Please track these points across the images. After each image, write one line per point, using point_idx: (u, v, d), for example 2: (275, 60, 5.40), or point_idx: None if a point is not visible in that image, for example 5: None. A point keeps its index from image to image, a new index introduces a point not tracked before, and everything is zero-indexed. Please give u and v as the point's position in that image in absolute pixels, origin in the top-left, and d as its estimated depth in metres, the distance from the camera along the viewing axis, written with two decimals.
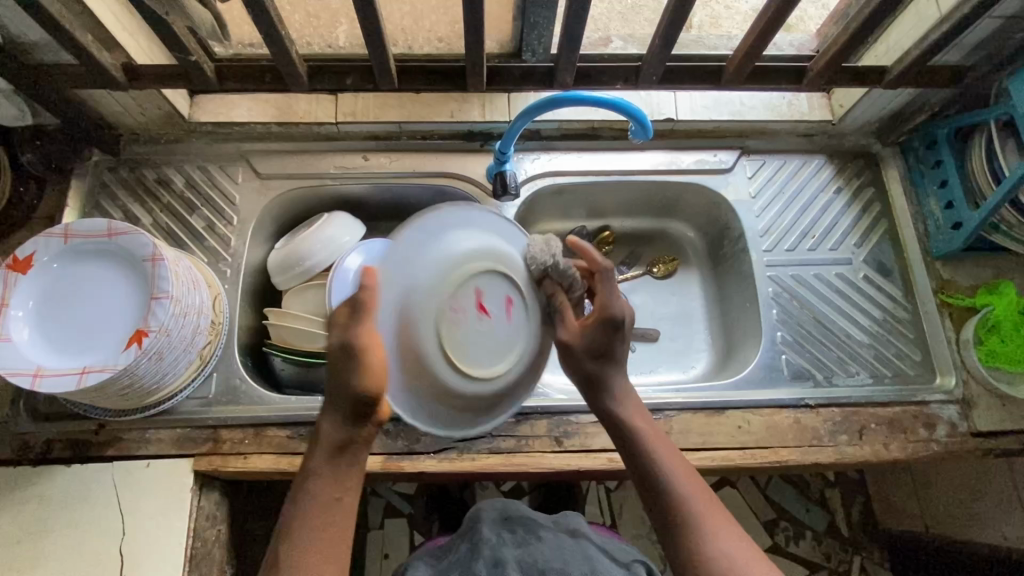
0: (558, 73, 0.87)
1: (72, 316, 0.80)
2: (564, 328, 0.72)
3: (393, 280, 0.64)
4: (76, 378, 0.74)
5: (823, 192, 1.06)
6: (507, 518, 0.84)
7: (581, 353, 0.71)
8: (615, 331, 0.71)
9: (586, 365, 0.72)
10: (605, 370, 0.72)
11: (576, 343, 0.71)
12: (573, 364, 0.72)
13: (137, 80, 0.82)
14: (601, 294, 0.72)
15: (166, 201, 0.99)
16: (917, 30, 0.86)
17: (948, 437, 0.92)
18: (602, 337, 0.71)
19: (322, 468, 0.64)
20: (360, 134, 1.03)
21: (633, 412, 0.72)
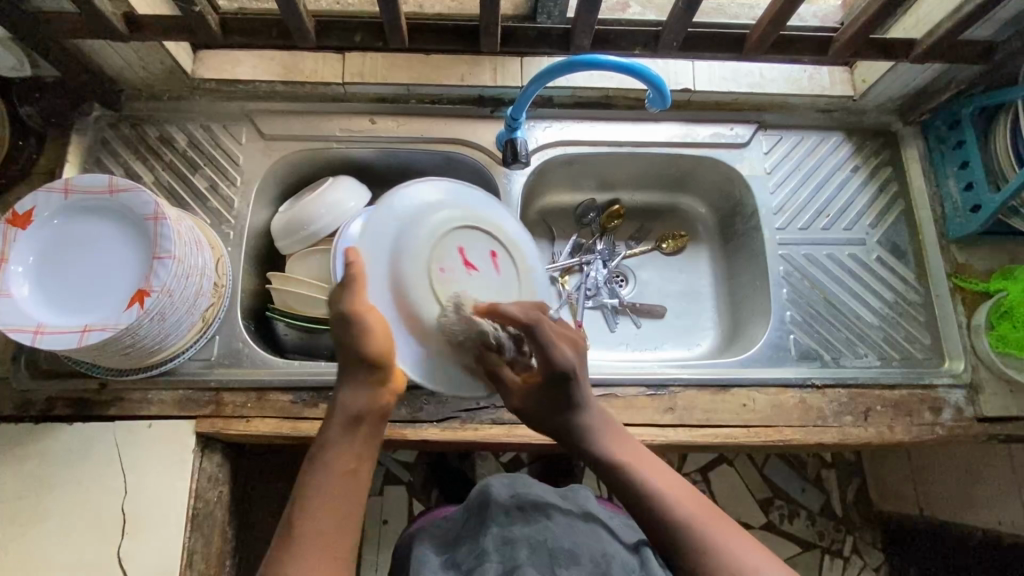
0: (575, 37, 0.83)
1: (74, 274, 0.79)
2: (508, 398, 0.72)
3: (385, 245, 0.69)
4: (77, 336, 0.73)
5: (839, 170, 1.04)
6: (515, 494, 0.84)
7: (534, 416, 0.72)
8: (566, 383, 0.69)
9: (537, 416, 0.72)
10: (568, 420, 0.71)
11: (524, 407, 0.72)
12: (533, 423, 0.73)
13: (138, 31, 0.79)
14: (538, 351, 0.68)
15: (168, 160, 0.97)
16: (949, 2, 0.83)
17: (954, 421, 0.92)
18: (560, 395, 0.70)
19: (336, 435, 0.64)
20: (367, 95, 1.00)
21: (612, 441, 0.70)
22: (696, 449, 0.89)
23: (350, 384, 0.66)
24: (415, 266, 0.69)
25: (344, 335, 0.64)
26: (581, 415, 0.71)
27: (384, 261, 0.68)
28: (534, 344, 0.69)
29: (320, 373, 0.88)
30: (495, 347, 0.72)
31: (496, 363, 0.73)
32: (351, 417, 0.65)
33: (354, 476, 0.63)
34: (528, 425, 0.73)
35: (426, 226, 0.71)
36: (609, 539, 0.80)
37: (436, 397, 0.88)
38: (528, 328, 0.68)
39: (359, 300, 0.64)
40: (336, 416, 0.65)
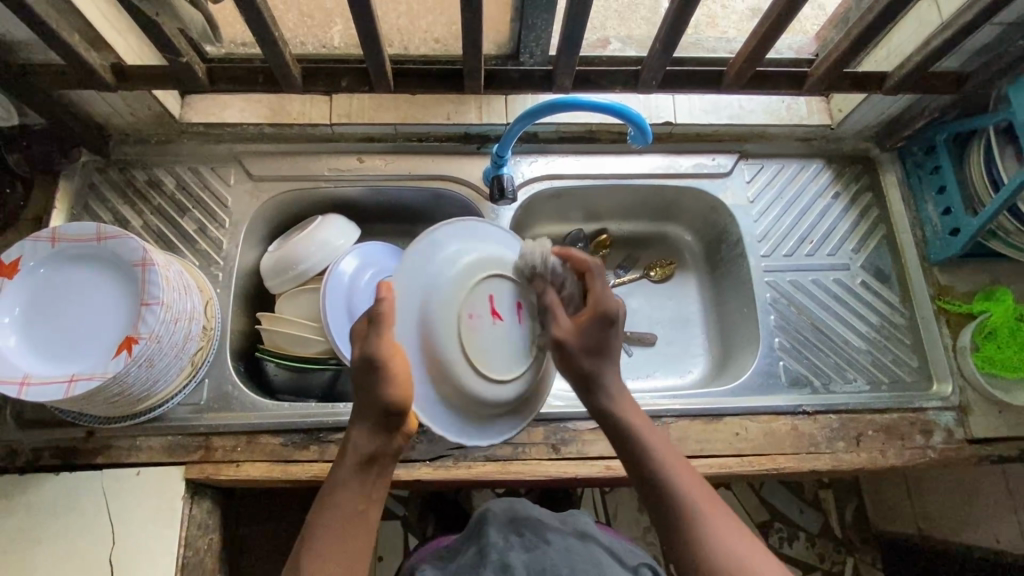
0: (556, 77, 0.85)
1: (60, 322, 0.78)
2: (556, 327, 0.73)
3: (415, 283, 0.72)
4: (64, 386, 0.72)
5: (821, 197, 1.06)
6: (513, 518, 0.84)
7: (576, 350, 0.72)
8: (611, 325, 0.73)
9: (574, 353, 0.72)
10: (597, 366, 0.72)
11: (570, 340, 0.72)
12: (565, 359, 0.72)
13: (126, 80, 0.80)
14: (595, 291, 0.74)
15: (156, 203, 0.97)
16: (919, 36, 0.85)
17: (945, 443, 0.92)
18: (600, 333, 0.72)
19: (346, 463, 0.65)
20: (355, 135, 1.02)
21: (632, 415, 0.71)
22: None
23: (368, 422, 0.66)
24: (442, 315, 0.71)
25: (361, 375, 0.66)
26: (608, 370, 0.73)
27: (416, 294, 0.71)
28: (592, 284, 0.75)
29: (311, 416, 0.88)
30: (553, 285, 0.76)
31: (553, 300, 0.75)
32: (368, 453, 0.66)
33: (355, 505, 0.64)
34: (563, 363, 0.72)
35: (456, 277, 0.73)
36: (606, 558, 0.79)
37: (429, 435, 0.87)
38: (588, 270, 0.76)
39: (386, 346, 0.66)
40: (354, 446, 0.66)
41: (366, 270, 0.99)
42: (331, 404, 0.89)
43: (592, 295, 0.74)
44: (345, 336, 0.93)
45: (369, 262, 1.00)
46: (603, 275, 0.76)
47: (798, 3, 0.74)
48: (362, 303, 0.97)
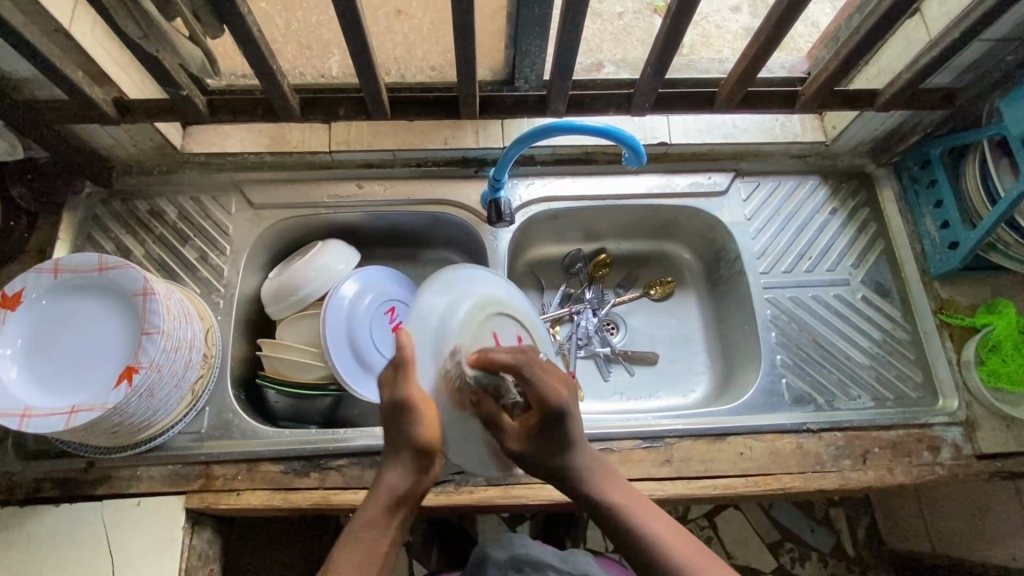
0: (550, 102, 0.87)
1: (62, 353, 0.79)
2: (505, 445, 0.64)
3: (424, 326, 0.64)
4: (65, 417, 0.72)
5: (818, 213, 1.06)
6: (512, 556, 0.83)
7: (535, 458, 0.64)
8: (559, 420, 0.63)
9: (535, 462, 0.64)
10: (561, 458, 0.65)
11: (524, 451, 0.64)
12: (529, 466, 0.65)
13: (128, 113, 0.81)
14: (532, 390, 0.62)
15: (158, 233, 0.98)
16: (908, 53, 0.86)
17: (953, 459, 0.91)
18: (553, 436, 0.64)
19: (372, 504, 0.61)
20: (355, 162, 1.03)
21: (597, 478, 0.66)
22: (696, 502, 0.88)
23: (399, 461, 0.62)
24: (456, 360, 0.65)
25: (388, 416, 0.61)
26: (571, 453, 0.65)
27: (431, 347, 0.64)
28: (526, 383, 0.62)
29: (311, 443, 0.87)
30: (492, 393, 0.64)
31: (496, 413, 0.64)
32: (398, 490, 0.61)
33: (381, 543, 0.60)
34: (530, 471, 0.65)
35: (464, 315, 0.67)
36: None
37: None
38: (517, 372, 0.61)
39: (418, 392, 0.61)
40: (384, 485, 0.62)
41: (368, 292, 0.99)
42: (331, 431, 0.89)
43: (534, 395, 0.62)
44: (347, 360, 0.93)
45: (372, 285, 1.00)
46: (537, 363, 0.64)
47: (786, 25, 0.75)
48: (364, 327, 0.96)
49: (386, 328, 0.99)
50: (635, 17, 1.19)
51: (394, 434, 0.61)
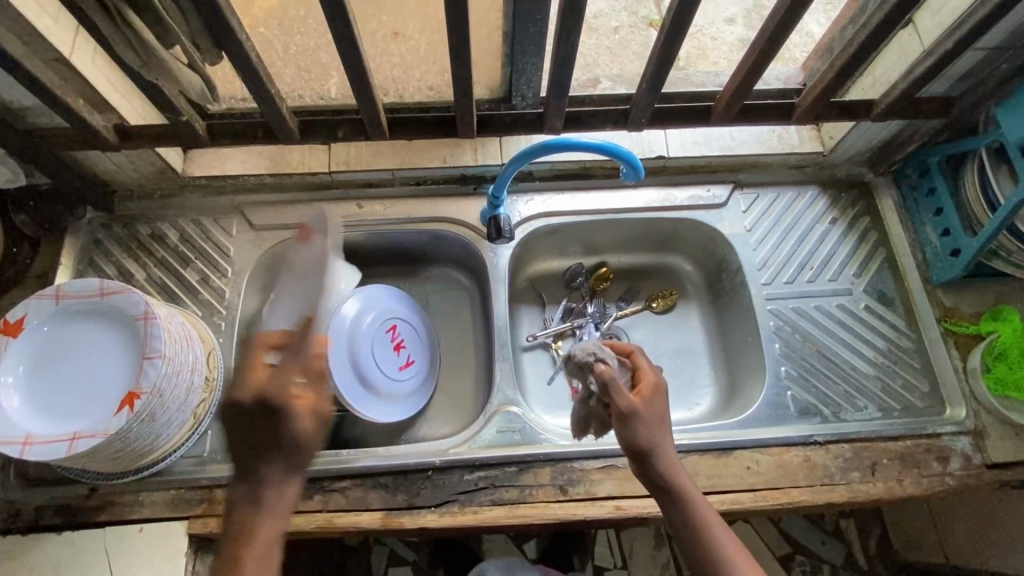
0: (547, 119, 0.88)
1: (70, 373, 0.79)
2: (620, 395, 0.71)
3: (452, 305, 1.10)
4: (63, 445, 0.73)
5: (818, 223, 1.06)
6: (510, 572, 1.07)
7: (643, 418, 0.70)
8: (660, 394, 0.73)
9: (641, 419, 0.70)
10: (657, 434, 0.69)
11: (638, 408, 0.70)
12: (630, 429, 0.69)
13: (129, 139, 0.82)
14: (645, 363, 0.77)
15: (160, 256, 0.99)
16: (903, 64, 0.87)
17: (963, 470, 0.90)
18: (658, 403, 0.72)
19: (270, 522, 0.59)
20: (354, 181, 1.04)
21: (677, 472, 0.68)
22: None
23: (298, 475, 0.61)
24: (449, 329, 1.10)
25: (252, 421, 0.60)
26: (663, 434, 0.70)
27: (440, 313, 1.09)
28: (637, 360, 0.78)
29: (314, 464, 0.87)
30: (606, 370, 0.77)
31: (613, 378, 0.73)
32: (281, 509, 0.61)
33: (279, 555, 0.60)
34: (630, 433, 0.69)
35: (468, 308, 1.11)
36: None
37: (434, 479, 0.86)
38: (633, 354, 0.80)
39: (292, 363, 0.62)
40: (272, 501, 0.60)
41: (370, 310, 0.99)
42: (334, 453, 0.88)
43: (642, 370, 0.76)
44: (348, 380, 0.93)
45: (374, 303, 1.00)
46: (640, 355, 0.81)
47: (780, 39, 0.75)
48: (365, 345, 0.96)
49: (388, 347, 0.99)
50: (631, 31, 1.20)
51: (268, 442, 0.60)
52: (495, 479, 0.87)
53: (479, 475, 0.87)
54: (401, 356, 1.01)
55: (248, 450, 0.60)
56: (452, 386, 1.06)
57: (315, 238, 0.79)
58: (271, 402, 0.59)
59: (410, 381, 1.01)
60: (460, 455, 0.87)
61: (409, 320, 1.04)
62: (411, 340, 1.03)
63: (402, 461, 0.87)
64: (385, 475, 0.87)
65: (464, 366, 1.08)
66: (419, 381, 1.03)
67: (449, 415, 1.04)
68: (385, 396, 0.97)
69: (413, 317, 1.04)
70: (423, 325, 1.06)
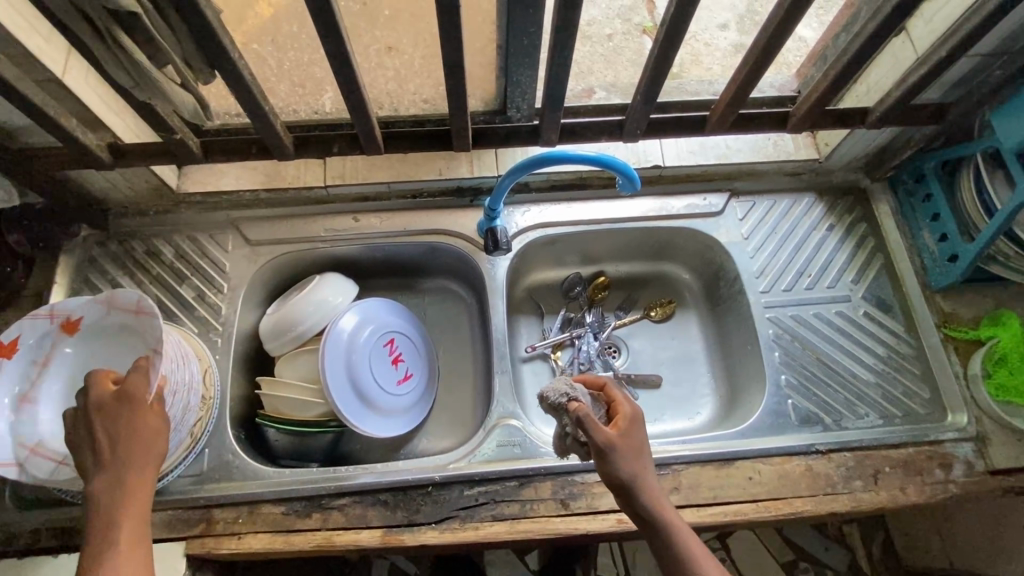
0: (542, 132, 0.88)
1: (60, 408, 0.79)
2: (600, 430, 0.69)
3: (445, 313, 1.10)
4: (55, 466, 0.75)
5: (815, 229, 1.06)
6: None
7: (618, 451, 0.68)
8: (635, 425, 0.72)
9: (619, 453, 0.68)
10: (636, 466, 0.69)
11: (614, 440, 0.69)
12: (607, 462, 0.68)
13: (122, 158, 0.81)
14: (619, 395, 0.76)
15: (155, 273, 0.98)
16: (896, 71, 0.87)
17: (966, 477, 0.89)
18: (633, 435, 0.71)
19: (130, 504, 0.64)
20: (350, 195, 1.03)
21: (660, 503, 0.68)
22: (705, 530, 0.86)
23: (110, 476, 0.65)
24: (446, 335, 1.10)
25: (121, 417, 0.67)
26: (643, 465, 0.70)
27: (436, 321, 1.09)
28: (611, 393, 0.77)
29: (313, 482, 0.86)
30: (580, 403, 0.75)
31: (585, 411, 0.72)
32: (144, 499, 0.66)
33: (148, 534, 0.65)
34: (610, 468, 0.67)
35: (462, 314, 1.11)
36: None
37: (434, 495, 0.86)
38: (605, 387, 0.78)
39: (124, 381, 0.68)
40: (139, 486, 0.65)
41: (368, 324, 0.98)
42: (333, 470, 0.87)
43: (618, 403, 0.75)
44: (346, 395, 0.92)
45: (372, 317, 0.99)
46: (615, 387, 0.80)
47: (774, 49, 0.75)
48: (363, 360, 0.95)
49: (386, 361, 0.98)
50: (624, 39, 1.21)
51: (135, 438, 0.67)
52: (495, 494, 0.86)
53: (480, 490, 0.86)
54: (400, 370, 1.00)
55: (115, 447, 0.66)
56: (451, 399, 1.06)
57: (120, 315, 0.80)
58: (130, 395, 0.68)
59: (409, 396, 1.00)
60: (459, 471, 0.87)
61: (408, 334, 1.03)
62: (409, 354, 1.02)
63: (401, 477, 0.86)
64: (384, 492, 0.86)
65: (463, 379, 1.07)
66: (418, 395, 1.02)
67: (447, 428, 1.03)
68: (382, 411, 0.96)
69: (411, 330, 1.04)
70: (421, 338, 1.05)
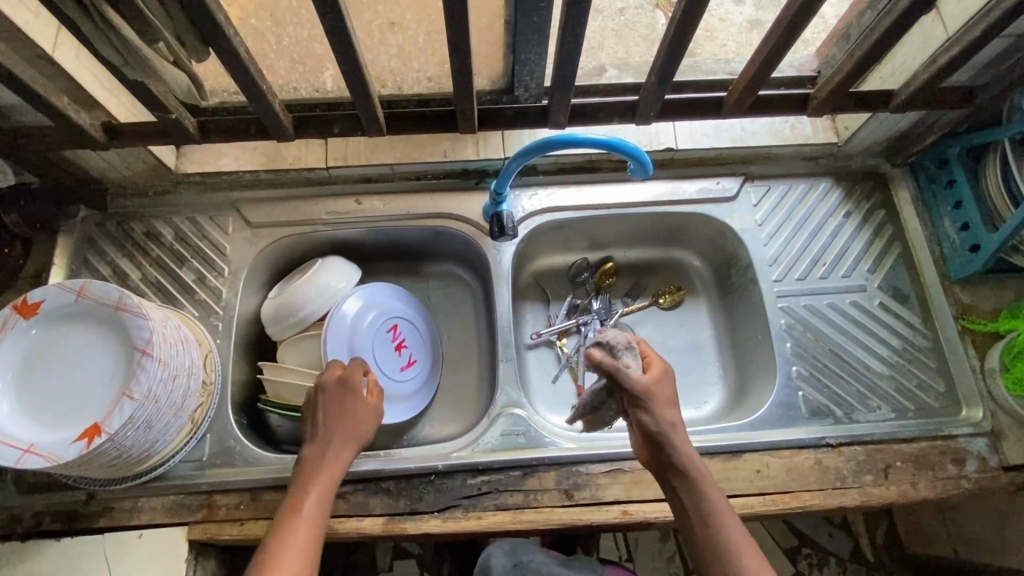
0: (552, 116, 0.86)
1: (29, 407, 0.74)
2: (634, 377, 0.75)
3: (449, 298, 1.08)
4: (19, 453, 0.70)
5: (831, 217, 1.02)
6: (516, 562, 0.92)
7: (654, 400, 0.74)
8: (665, 378, 0.78)
9: (656, 403, 0.74)
10: (672, 418, 0.75)
11: (648, 389, 0.75)
12: (643, 407, 0.74)
13: (117, 137, 0.79)
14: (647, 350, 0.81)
15: (155, 255, 0.96)
16: (925, 51, 0.83)
17: (979, 472, 0.88)
18: (665, 387, 0.77)
19: (323, 475, 0.76)
20: (352, 177, 1.01)
21: (697, 461, 0.73)
22: None
23: (321, 442, 0.79)
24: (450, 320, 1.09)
25: (345, 398, 0.82)
26: (671, 415, 0.75)
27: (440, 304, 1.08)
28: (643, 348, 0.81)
29: None
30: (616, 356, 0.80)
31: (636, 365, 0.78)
32: (326, 502, 0.75)
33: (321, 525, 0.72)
34: (647, 413, 0.74)
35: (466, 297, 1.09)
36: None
37: (436, 484, 0.85)
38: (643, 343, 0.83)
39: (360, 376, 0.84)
40: (333, 464, 0.77)
41: (373, 308, 0.97)
42: None
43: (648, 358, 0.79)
44: None
45: (376, 301, 0.97)
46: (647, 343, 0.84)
47: (797, 28, 0.71)
48: (366, 344, 0.94)
49: (389, 347, 0.97)
50: (637, 13, 1.16)
51: (348, 417, 0.81)
52: (498, 484, 0.85)
53: (483, 479, 0.85)
54: (404, 356, 0.98)
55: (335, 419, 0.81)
56: (456, 386, 1.04)
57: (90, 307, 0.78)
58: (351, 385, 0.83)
59: (412, 381, 0.99)
60: (462, 460, 0.86)
61: (411, 319, 1.01)
62: (412, 339, 1.01)
63: (404, 466, 0.85)
64: (387, 480, 0.85)
65: (467, 365, 1.06)
66: (422, 381, 1.01)
67: (452, 415, 1.02)
68: (384, 397, 0.95)
69: (415, 315, 1.02)
70: (425, 324, 1.04)
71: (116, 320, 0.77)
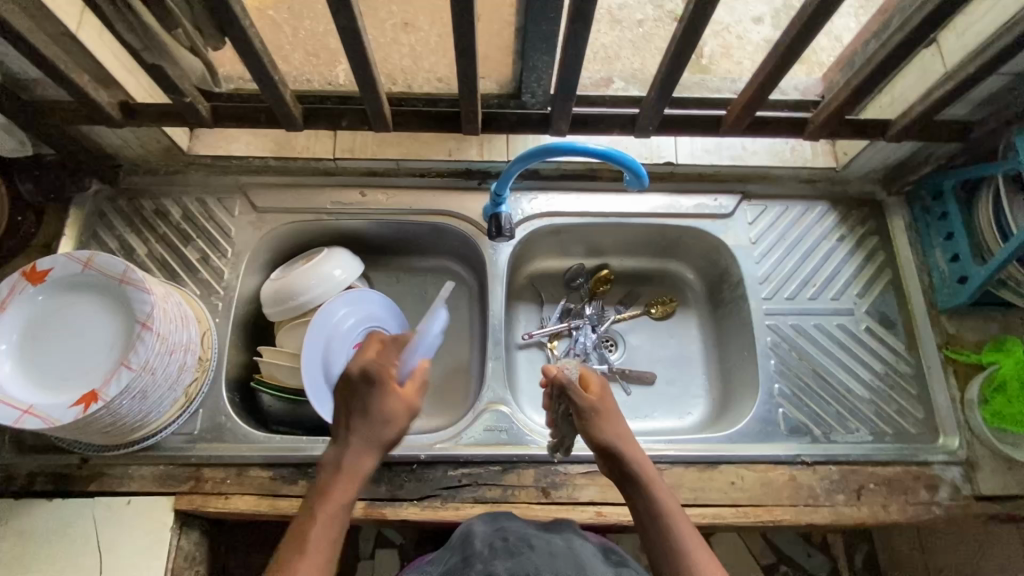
0: (553, 122, 0.87)
1: (31, 370, 0.77)
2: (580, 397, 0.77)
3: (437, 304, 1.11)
4: (18, 414, 0.73)
5: (825, 239, 1.04)
6: (497, 527, 0.76)
7: (597, 420, 0.76)
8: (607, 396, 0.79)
9: (599, 420, 0.76)
10: (610, 429, 0.76)
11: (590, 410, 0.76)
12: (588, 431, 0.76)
13: (133, 117, 0.82)
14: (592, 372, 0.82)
15: (162, 232, 0.99)
16: (923, 83, 0.85)
17: (951, 500, 0.89)
18: (608, 399, 0.79)
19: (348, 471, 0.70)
20: (358, 169, 1.04)
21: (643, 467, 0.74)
22: None
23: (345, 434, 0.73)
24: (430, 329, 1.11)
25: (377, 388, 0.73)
26: (617, 427, 0.76)
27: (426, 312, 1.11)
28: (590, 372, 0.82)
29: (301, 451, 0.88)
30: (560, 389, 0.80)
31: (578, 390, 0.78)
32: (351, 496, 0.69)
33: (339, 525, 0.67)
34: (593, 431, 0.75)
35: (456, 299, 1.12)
36: (585, 550, 0.72)
37: (418, 474, 0.87)
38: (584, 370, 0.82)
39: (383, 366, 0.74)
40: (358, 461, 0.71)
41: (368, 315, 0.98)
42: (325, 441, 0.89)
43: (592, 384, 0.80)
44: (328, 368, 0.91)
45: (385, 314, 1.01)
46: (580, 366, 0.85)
47: (796, 52, 0.73)
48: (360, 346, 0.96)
49: None
50: (655, 25, 1.18)
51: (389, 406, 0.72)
52: (478, 477, 0.87)
53: (464, 471, 0.87)
54: None
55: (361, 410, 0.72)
56: (444, 380, 1.06)
57: (96, 279, 0.81)
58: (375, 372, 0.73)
59: None
60: (445, 451, 0.88)
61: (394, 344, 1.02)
62: None
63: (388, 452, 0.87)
64: None
65: (457, 361, 1.08)
66: None
67: (439, 408, 1.04)
68: None
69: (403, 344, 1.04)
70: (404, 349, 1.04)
71: (120, 292, 0.80)
